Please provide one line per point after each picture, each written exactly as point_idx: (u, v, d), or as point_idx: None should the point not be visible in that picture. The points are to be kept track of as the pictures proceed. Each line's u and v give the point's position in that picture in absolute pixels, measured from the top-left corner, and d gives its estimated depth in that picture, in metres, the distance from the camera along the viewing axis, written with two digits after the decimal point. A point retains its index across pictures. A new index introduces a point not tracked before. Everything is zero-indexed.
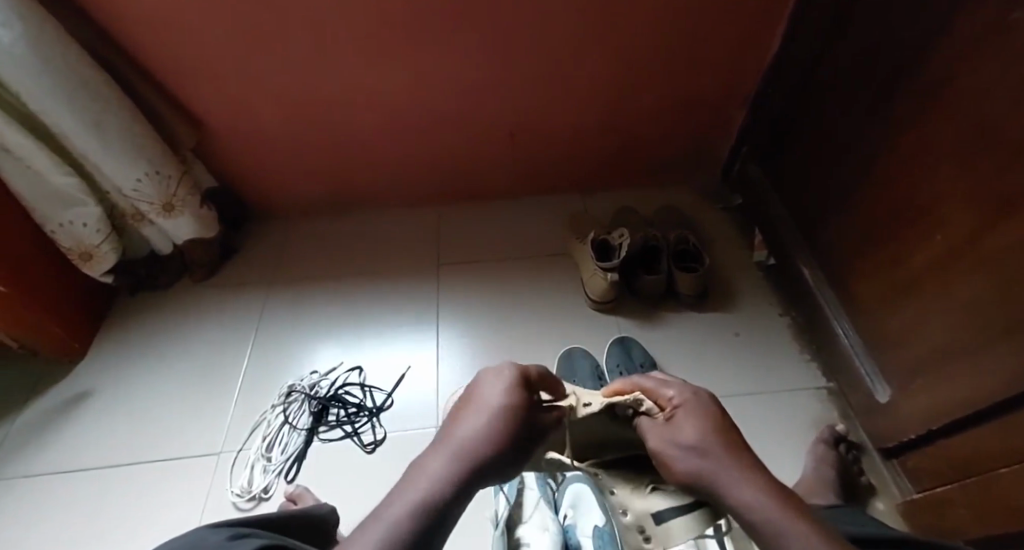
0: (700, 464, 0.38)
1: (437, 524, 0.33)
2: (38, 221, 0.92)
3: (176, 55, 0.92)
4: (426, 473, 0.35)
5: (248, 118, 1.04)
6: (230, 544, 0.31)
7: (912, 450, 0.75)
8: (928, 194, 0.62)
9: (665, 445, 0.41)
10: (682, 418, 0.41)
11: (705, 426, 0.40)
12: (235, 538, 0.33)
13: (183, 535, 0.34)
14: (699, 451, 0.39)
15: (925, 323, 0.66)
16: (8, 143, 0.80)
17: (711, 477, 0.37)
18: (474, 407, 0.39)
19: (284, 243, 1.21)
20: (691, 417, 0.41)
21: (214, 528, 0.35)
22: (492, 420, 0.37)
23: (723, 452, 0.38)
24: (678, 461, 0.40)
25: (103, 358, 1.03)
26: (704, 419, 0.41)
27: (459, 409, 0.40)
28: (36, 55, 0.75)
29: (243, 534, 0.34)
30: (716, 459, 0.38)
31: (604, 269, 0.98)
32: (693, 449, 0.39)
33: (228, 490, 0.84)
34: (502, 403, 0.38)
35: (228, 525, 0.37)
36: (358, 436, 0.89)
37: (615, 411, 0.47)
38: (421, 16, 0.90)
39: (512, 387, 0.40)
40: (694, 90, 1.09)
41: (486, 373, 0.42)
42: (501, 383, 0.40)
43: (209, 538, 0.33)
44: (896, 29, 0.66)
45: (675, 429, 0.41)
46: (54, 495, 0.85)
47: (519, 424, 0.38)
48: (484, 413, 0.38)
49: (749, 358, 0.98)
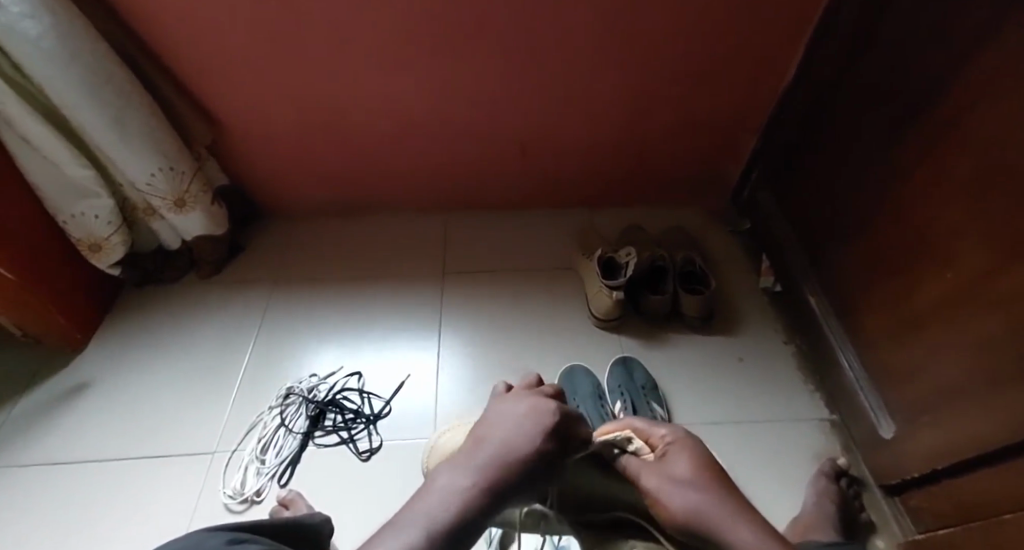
0: (693, 505, 0.46)
1: (466, 528, 0.43)
2: (51, 211, 0.93)
3: (199, 54, 0.93)
4: (458, 478, 0.46)
5: (264, 119, 1.05)
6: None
7: (916, 489, 0.73)
8: (942, 232, 0.62)
9: (658, 482, 0.49)
10: (675, 455, 0.51)
11: (697, 466, 0.49)
12: (234, 543, 0.33)
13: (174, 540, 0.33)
14: (692, 485, 0.48)
15: (934, 361, 0.66)
16: (25, 132, 0.81)
17: (704, 511, 0.46)
18: (502, 439, 0.50)
19: (291, 243, 1.21)
20: (683, 456, 0.50)
21: (212, 531, 0.34)
22: (516, 450, 0.48)
23: (715, 490, 0.47)
24: (671, 499, 0.48)
25: (106, 348, 1.03)
26: (694, 457, 0.50)
27: (491, 430, 0.52)
28: (64, 49, 0.76)
29: (242, 539, 0.34)
30: (707, 500, 0.46)
31: (611, 287, 0.97)
32: (687, 483, 0.48)
33: (221, 492, 0.83)
34: (529, 441, 0.49)
35: (223, 530, 0.36)
36: (354, 443, 0.88)
37: (602, 456, 0.55)
38: (443, 27, 0.91)
39: (535, 431, 0.50)
40: (708, 113, 1.10)
41: (518, 413, 0.53)
42: (529, 428, 0.50)
43: (207, 541, 0.32)
44: (914, 63, 0.66)
45: (671, 466, 0.50)
46: (44, 488, 0.84)
47: (537, 456, 0.49)
48: (508, 445, 0.49)
49: (752, 385, 0.97)
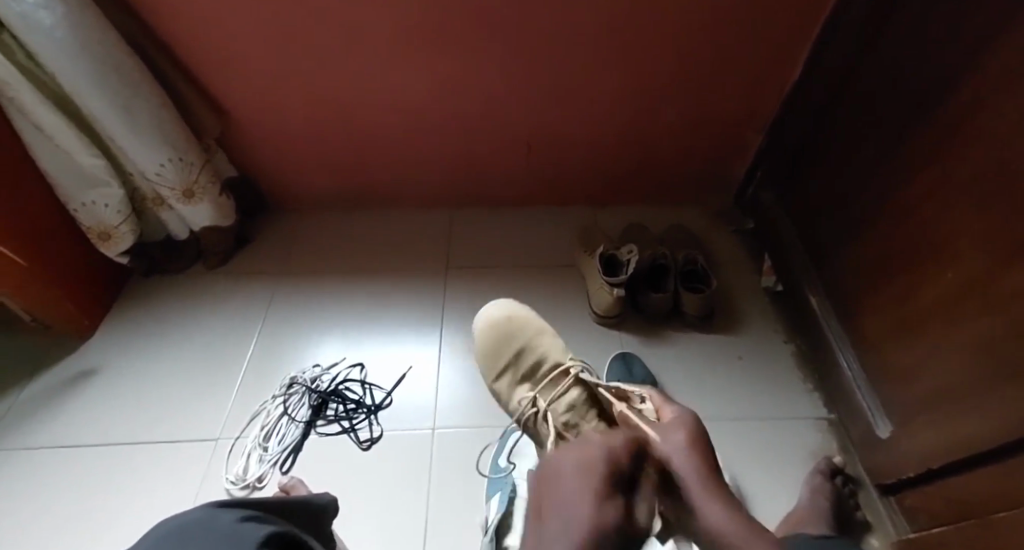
0: (668, 461, 0.47)
1: None
2: (63, 199, 0.95)
3: (210, 47, 0.94)
4: None
5: (272, 112, 1.06)
6: (244, 526, 0.32)
7: (911, 488, 0.73)
8: (943, 232, 0.62)
9: (643, 433, 0.52)
10: (669, 428, 0.58)
11: (689, 432, 0.50)
12: (246, 520, 0.34)
13: (184, 514, 0.34)
14: None
15: (932, 360, 0.66)
16: (40, 121, 0.83)
17: None
18: (559, 514, 0.41)
19: (296, 236, 1.22)
20: (677, 429, 0.57)
21: (224, 507, 0.35)
22: (586, 524, 0.39)
23: (701, 455, 0.47)
24: (649, 450, 0.50)
25: (113, 335, 1.05)
26: None
27: (550, 514, 0.42)
28: (77, 40, 0.78)
29: (252, 517, 0.35)
30: (688, 459, 0.47)
31: (612, 283, 0.98)
32: None
33: (224, 477, 0.84)
34: (592, 505, 0.40)
35: (231, 506, 0.37)
36: (355, 432, 0.89)
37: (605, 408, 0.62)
38: (451, 23, 0.92)
39: (595, 486, 0.42)
40: (713, 112, 1.10)
41: (574, 474, 0.43)
42: (586, 489, 0.41)
43: (221, 517, 0.34)
44: (919, 64, 0.66)
45: None
46: (52, 469, 0.86)
47: (612, 525, 0.40)
48: (576, 525, 0.39)
49: (751, 383, 0.97)
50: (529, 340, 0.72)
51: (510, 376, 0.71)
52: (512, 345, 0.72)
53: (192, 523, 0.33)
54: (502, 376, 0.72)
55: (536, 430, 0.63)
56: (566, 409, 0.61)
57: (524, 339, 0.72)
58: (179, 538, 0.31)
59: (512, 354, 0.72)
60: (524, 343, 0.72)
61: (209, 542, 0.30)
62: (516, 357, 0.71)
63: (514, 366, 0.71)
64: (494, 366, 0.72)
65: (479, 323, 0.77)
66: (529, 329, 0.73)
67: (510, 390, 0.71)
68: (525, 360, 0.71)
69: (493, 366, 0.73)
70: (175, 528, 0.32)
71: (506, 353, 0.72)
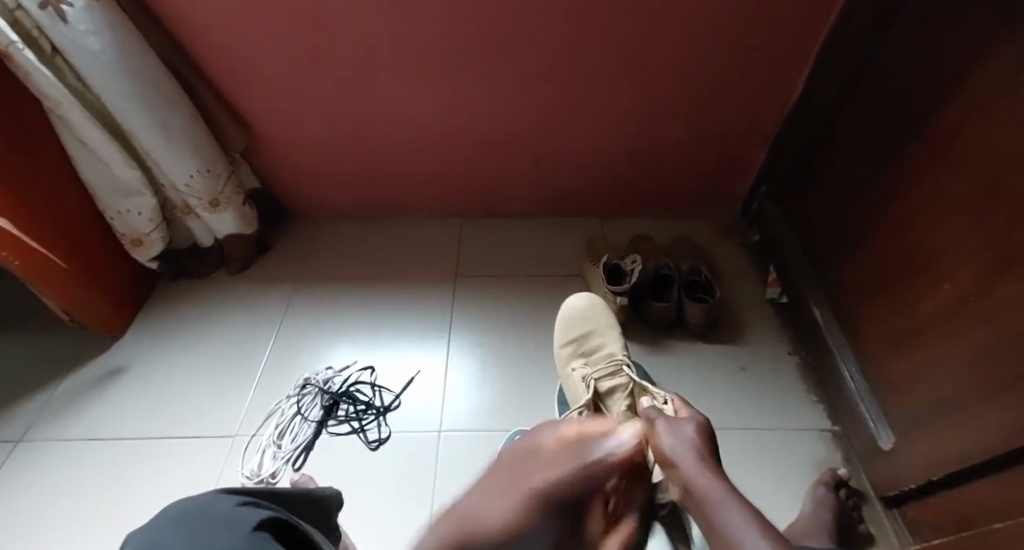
0: (675, 447, 0.61)
1: None
2: (101, 208, 1.01)
3: (238, 67, 1.01)
4: None
5: (294, 127, 1.12)
6: (240, 510, 0.34)
7: (914, 501, 0.73)
8: (940, 241, 0.63)
9: (656, 420, 0.65)
10: (684, 419, 0.65)
11: (695, 433, 0.63)
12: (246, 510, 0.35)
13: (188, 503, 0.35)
14: (685, 441, 0.61)
15: (932, 371, 0.66)
16: (84, 136, 0.90)
17: (686, 461, 0.59)
18: None
19: (313, 244, 1.28)
20: (690, 421, 0.64)
21: (222, 494, 0.37)
22: None
23: (698, 450, 0.61)
24: (660, 434, 0.63)
25: (141, 337, 1.11)
26: (697, 424, 0.64)
27: None
28: (118, 61, 0.84)
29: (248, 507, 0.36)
30: (690, 450, 0.61)
31: (615, 292, 1.01)
32: (682, 439, 0.62)
33: (239, 473, 0.88)
34: None
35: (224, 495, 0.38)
36: (364, 433, 0.93)
37: None
38: (464, 43, 0.97)
39: None
40: (719, 126, 1.12)
41: None
42: None
43: (220, 503, 0.35)
44: (916, 79, 0.68)
45: (677, 425, 0.64)
46: (83, 460, 0.91)
47: None
48: None
49: (754, 394, 0.98)
50: (600, 329, 0.91)
51: (573, 348, 0.90)
52: (585, 325, 0.91)
53: (196, 512, 0.33)
54: (567, 345, 0.91)
55: (577, 388, 0.85)
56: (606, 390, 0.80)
57: (596, 327, 0.91)
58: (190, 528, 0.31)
59: (582, 332, 0.91)
60: (594, 329, 0.91)
61: (206, 522, 0.32)
62: (585, 334, 0.91)
63: (580, 340, 0.90)
64: (565, 335, 0.92)
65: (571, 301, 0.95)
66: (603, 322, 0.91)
67: (569, 358, 0.91)
68: (590, 341, 0.89)
69: (565, 336, 0.92)
70: (181, 516, 0.33)
71: (576, 329, 0.91)
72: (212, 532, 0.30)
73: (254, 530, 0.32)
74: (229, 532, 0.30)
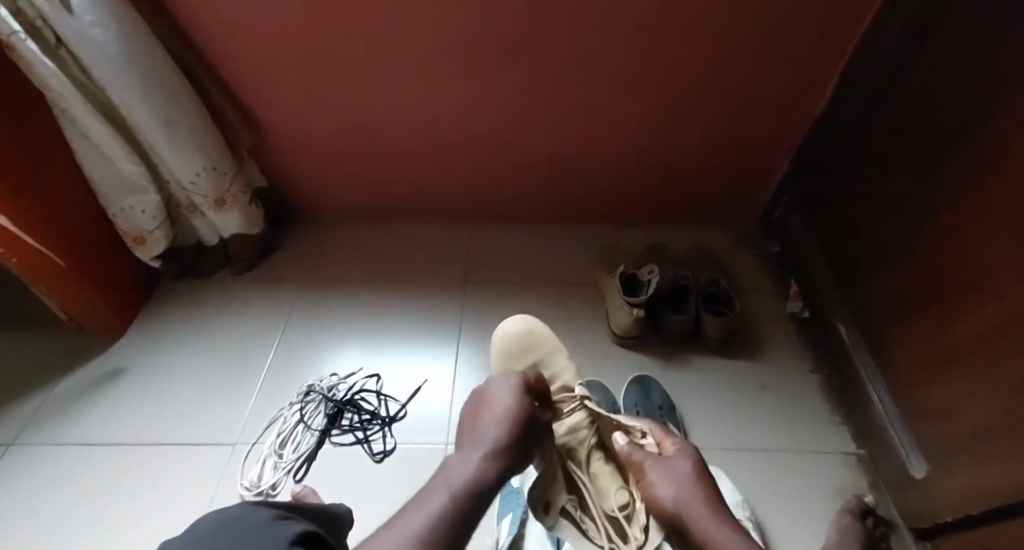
0: (679, 497, 0.57)
1: None
2: (104, 205, 0.99)
3: (247, 63, 0.98)
4: None
5: (303, 126, 1.09)
6: (272, 522, 0.33)
7: (950, 534, 0.69)
8: (981, 262, 0.59)
9: (651, 469, 0.61)
10: (679, 458, 0.63)
11: (691, 471, 0.61)
12: (278, 519, 0.34)
13: (222, 510, 0.34)
14: (688, 486, 0.59)
15: (971, 398, 0.62)
16: (88, 131, 0.87)
17: (692, 510, 0.56)
18: None
19: (320, 245, 1.25)
20: (687, 460, 0.62)
21: (257, 505, 0.35)
22: None
23: (701, 495, 0.58)
24: (659, 484, 0.59)
25: (142, 338, 1.08)
26: (694, 463, 0.62)
27: None
28: (124, 54, 0.82)
29: (283, 517, 0.35)
30: (693, 497, 0.57)
31: (630, 304, 0.97)
32: (682, 485, 0.59)
33: (238, 483, 0.85)
34: None
35: (263, 503, 0.37)
36: (368, 444, 0.89)
37: None
38: (479, 43, 0.94)
39: None
40: (740, 133, 1.09)
41: None
42: None
43: (256, 513, 0.34)
44: (958, 90, 0.64)
45: (672, 467, 0.61)
46: (77, 467, 0.88)
47: None
48: None
49: (775, 413, 0.94)
50: (545, 356, 0.81)
51: None
52: (530, 356, 0.81)
53: (229, 518, 0.33)
54: None
55: None
56: (567, 431, 0.68)
57: (541, 355, 0.81)
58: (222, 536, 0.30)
59: (526, 365, 0.80)
60: (541, 359, 0.80)
61: (237, 535, 0.30)
62: (531, 367, 0.80)
63: (527, 374, 0.80)
64: (508, 371, 0.81)
65: (503, 331, 0.83)
66: (547, 348, 0.81)
67: None
68: (537, 374, 0.79)
69: (507, 372, 0.80)
70: (214, 522, 0.32)
71: (519, 363, 0.80)
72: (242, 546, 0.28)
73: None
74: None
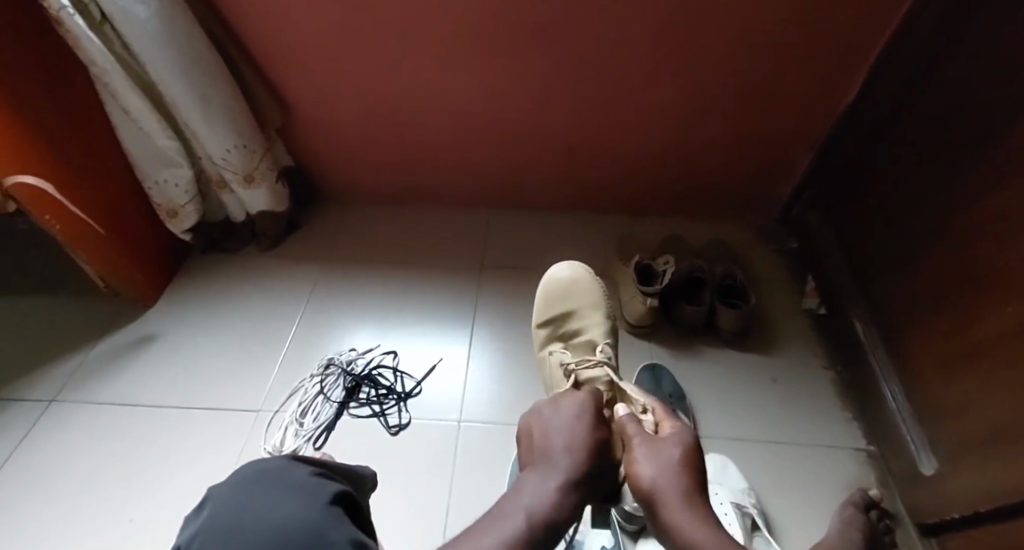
0: (658, 478, 0.51)
1: None
2: (141, 177, 1.03)
3: (278, 46, 1.01)
4: None
5: (330, 108, 1.12)
6: (314, 481, 0.34)
7: (955, 531, 0.70)
8: (1002, 261, 0.59)
9: (639, 446, 0.55)
10: (671, 442, 0.55)
11: (681, 457, 0.53)
12: (316, 476, 0.36)
13: (260, 461, 0.36)
14: (673, 473, 0.52)
15: (983, 396, 0.62)
16: (127, 105, 0.91)
17: (670, 499, 0.50)
18: None
19: (341, 225, 1.28)
20: (678, 443, 0.55)
21: (295, 460, 0.37)
22: None
23: (686, 482, 0.51)
24: (642, 463, 0.53)
25: (171, 308, 1.12)
26: (686, 449, 0.54)
27: None
28: (163, 32, 0.84)
29: (320, 474, 0.37)
30: (676, 485, 0.51)
31: (645, 292, 0.98)
32: (668, 471, 0.52)
33: (261, 447, 0.89)
34: None
35: (299, 460, 0.39)
36: (384, 417, 0.93)
37: None
38: (506, 31, 0.95)
39: None
40: (764, 127, 1.08)
41: None
42: None
43: (296, 469, 0.35)
44: (985, 89, 0.63)
45: (661, 450, 0.54)
46: (110, 426, 0.93)
47: None
48: None
49: (785, 406, 0.95)
50: (582, 307, 0.84)
51: (550, 329, 0.84)
52: (567, 304, 0.84)
53: (271, 469, 0.34)
54: (544, 326, 0.85)
55: (551, 373, 0.78)
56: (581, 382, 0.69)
57: (578, 305, 0.84)
58: (264, 485, 0.32)
59: (561, 312, 0.84)
60: (575, 309, 0.84)
61: (280, 488, 0.32)
62: (565, 315, 0.84)
63: (559, 321, 0.84)
64: (545, 312, 0.85)
65: (550, 277, 0.89)
66: (584, 301, 0.84)
67: (546, 339, 0.84)
68: (569, 323, 0.83)
69: (543, 314, 0.85)
70: (258, 471, 0.34)
71: (557, 309, 0.85)
72: (284, 506, 0.30)
73: (328, 509, 0.32)
74: (302, 510, 0.30)
